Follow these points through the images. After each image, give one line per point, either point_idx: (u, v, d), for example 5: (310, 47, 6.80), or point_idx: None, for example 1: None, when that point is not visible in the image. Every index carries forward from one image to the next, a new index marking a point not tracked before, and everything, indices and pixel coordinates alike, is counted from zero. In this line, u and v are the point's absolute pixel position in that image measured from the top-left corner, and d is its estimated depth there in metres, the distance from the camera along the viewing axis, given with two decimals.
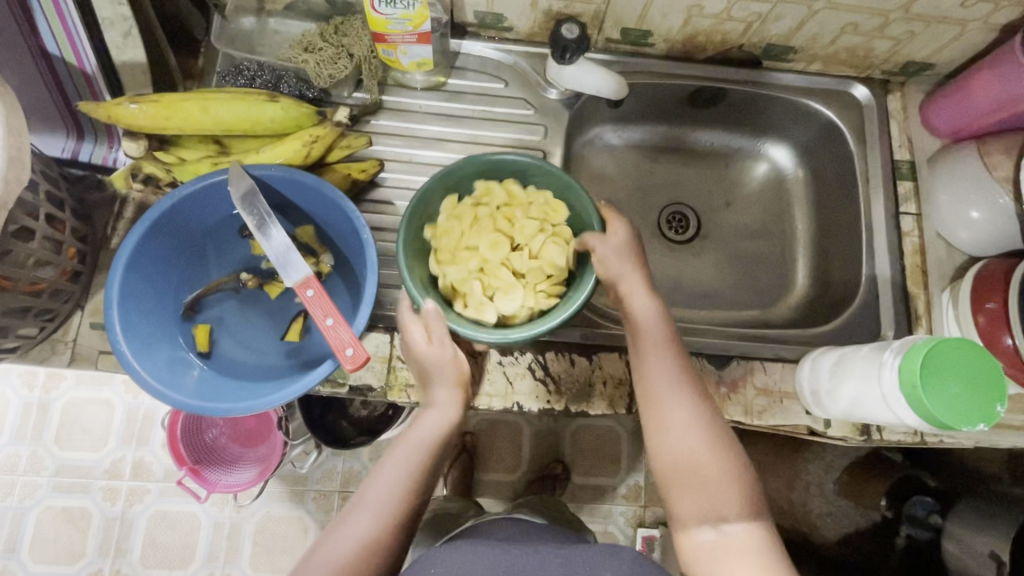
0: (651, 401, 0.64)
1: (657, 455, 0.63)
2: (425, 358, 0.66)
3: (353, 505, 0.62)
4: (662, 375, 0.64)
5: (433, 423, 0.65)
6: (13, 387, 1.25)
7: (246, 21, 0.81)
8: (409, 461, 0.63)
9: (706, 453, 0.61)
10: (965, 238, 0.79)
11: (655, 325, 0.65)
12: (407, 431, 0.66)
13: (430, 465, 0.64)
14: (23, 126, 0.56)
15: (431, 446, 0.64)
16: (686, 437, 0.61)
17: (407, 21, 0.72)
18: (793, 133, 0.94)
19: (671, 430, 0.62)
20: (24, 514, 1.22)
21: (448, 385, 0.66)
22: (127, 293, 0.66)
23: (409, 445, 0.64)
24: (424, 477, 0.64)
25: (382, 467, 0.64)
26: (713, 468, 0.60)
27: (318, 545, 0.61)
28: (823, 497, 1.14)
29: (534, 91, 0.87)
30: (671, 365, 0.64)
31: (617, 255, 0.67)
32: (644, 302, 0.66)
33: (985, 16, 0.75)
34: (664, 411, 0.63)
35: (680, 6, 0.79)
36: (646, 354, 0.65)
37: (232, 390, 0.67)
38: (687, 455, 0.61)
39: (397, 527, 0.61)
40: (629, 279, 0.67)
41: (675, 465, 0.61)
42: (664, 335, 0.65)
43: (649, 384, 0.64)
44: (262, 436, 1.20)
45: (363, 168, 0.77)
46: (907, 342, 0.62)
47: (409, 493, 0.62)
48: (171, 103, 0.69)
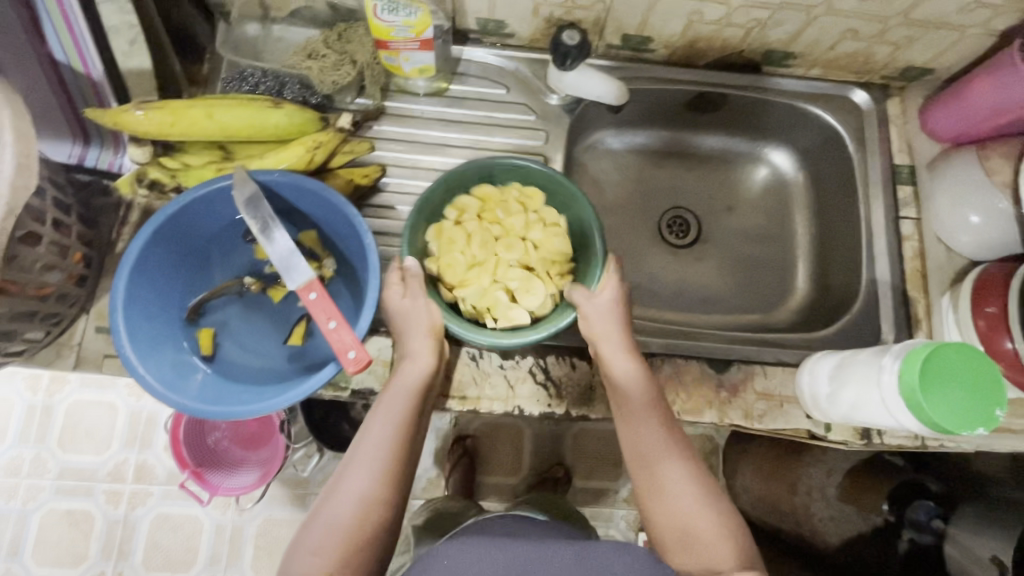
0: (642, 469, 0.65)
1: (653, 519, 0.63)
2: (402, 311, 0.68)
3: (348, 462, 0.62)
4: (651, 439, 0.65)
5: (412, 372, 0.65)
6: (17, 390, 1.26)
7: (251, 29, 0.82)
8: (394, 409, 0.64)
9: (697, 510, 0.61)
10: (966, 242, 0.79)
11: (638, 394, 0.66)
12: (390, 379, 0.66)
13: (415, 412, 0.65)
14: (30, 132, 0.57)
15: (414, 392, 0.65)
16: (679, 501, 0.62)
17: (409, 28, 0.72)
18: (792, 138, 0.95)
19: (664, 491, 0.63)
20: (28, 516, 1.23)
21: (421, 333, 0.67)
22: (131, 298, 0.67)
23: (393, 392, 0.65)
24: (412, 421, 0.64)
25: (370, 420, 0.64)
26: (707, 529, 0.60)
27: (318, 506, 0.60)
28: (823, 501, 1.12)
29: (535, 96, 0.88)
30: (655, 428, 0.66)
31: (602, 314, 0.68)
32: (624, 365, 0.67)
33: (983, 22, 0.76)
34: (656, 475, 0.64)
35: (680, 12, 0.79)
36: (633, 420, 0.66)
37: (235, 394, 0.68)
38: (681, 516, 0.61)
39: (394, 476, 0.61)
40: (609, 344, 0.68)
41: (671, 528, 0.61)
42: (647, 402, 0.66)
43: (638, 451, 0.65)
44: (265, 439, 1.20)
45: (367, 174, 0.79)
46: (907, 346, 0.62)
47: (399, 441, 0.62)
48: (176, 110, 0.70)
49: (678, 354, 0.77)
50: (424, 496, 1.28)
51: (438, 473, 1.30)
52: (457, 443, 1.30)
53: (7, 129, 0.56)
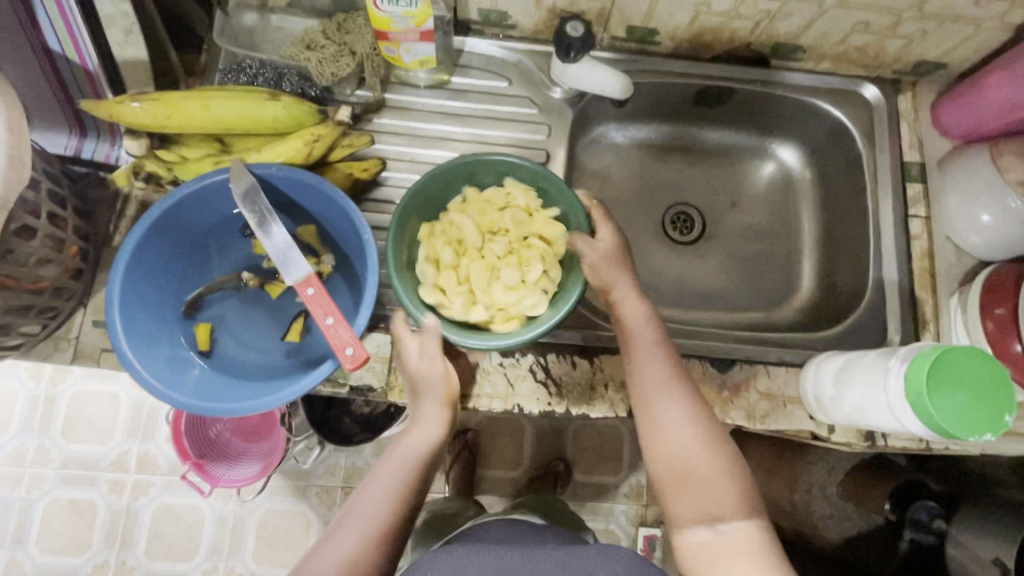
0: (642, 405, 0.64)
1: (650, 455, 0.63)
2: (420, 372, 0.67)
3: (343, 519, 0.61)
4: (659, 379, 0.64)
5: (419, 439, 0.65)
6: (20, 380, 1.26)
7: (249, 18, 0.81)
8: (397, 472, 0.63)
9: (702, 451, 0.61)
10: (977, 242, 0.78)
11: (648, 333, 0.66)
12: (395, 443, 0.66)
13: (417, 477, 0.64)
14: (23, 125, 0.56)
15: (420, 460, 0.64)
16: (680, 440, 0.62)
17: (409, 18, 0.71)
18: (800, 133, 0.93)
19: (663, 430, 0.62)
20: (32, 505, 1.23)
21: (437, 402, 0.66)
22: (128, 292, 0.66)
23: (397, 455, 0.64)
24: (415, 488, 0.63)
25: (371, 480, 0.63)
26: (709, 469, 0.60)
27: (306, 558, 0.58)
28: (825, 498, 1.16)
29: (538, 89, 0.86)
30: (660, 364, 0.65)
31: (608, 263, 0.68)
32: (636, 307, 0.67)
33: (999, 15, 0.74)
34: (657, 412, 0.63)
35: (686, 3, 0.77)
36: (636, 354, 0.66)
37: (233, 391, 0.68)
38: (679, 455, 0.61)
39: (387, 538, 0.60)
40: (620, 287, 0.68)
41: (668, 464, 0.61)
42: (656, 340, 0.66)
43: (640, 387, 0.65)
44: (265, 432, 1.20)
45: (365, 167, 0.77)
46: (914, 349, 0.61)
47: (398, 505, 0.61)
48: (172, 102, 0.69)
49: (683, 353, 0.76)
50: (424, 490, 1.28)
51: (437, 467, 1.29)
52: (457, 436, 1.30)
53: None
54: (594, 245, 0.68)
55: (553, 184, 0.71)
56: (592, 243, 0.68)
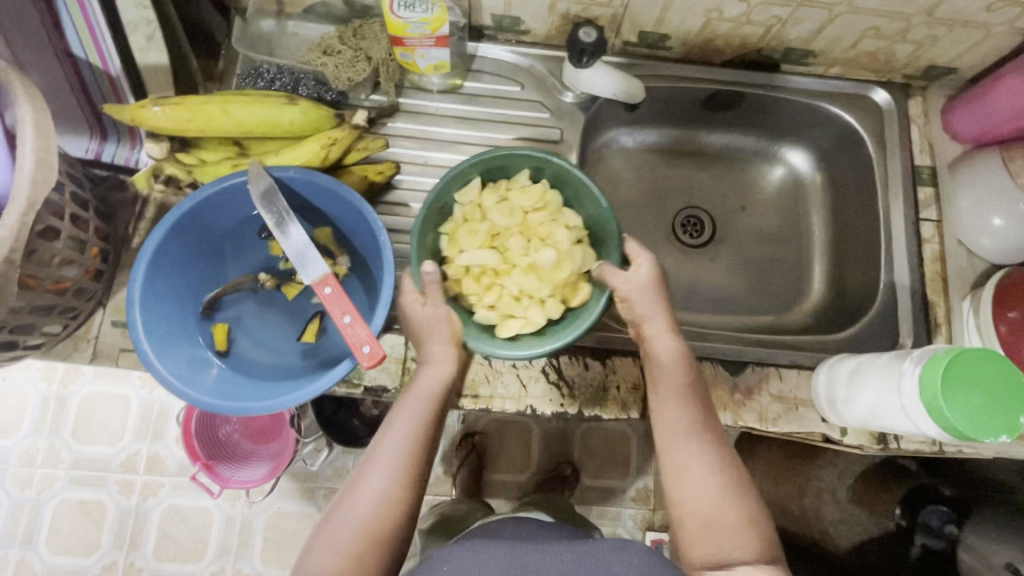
0: (670, 451, 0.64)
1: (673, 501, 0.63)
2: (420, 319, 0.67)
3: (365, 464, 0.63)
4: (686, 426, 0.65)
5: (431, 378, 0.65)
6: (32, 381, 1.27)
7: (266, 23, 0.82)
8: (413, 412, 0.64)
9: (727, 498, 0.61)
10: (988, 245, 0.78)
11: (678, 371, 0.66)
12: (409, 387, 0.66)
13: (434, 417, 0.65)
14: (50, 128, 0.57)
15: (434, 398, 0.65)
16: (705, 485, 0.61)
17: (425, 24, 0.72)
18: (810, 138, 0.93)
19: (690, 477, 0.62)
20: (42, 505, 1.24)
21: (444, 340, 0.66)
22: (148, 293, 0.67)
23: (412, 398, 0.65)
24: (432, 427, 0.64)
25: (390, 419, 0.65)
26: (734, 513, 0.60)
27: (335, 509, 0.61)
28: (835, 503, 1.13)
29: (550, 94, 0.87)
30: (690, 410, 0.65)
31: (641, 292, 0.67)
32: (668, 345, 0.67)
33: (1010, 20, 0.74)
34: (683, 459, 0.63)
35: (698, 9, 0.78)
36: (665, 396, 0.66)
37: (250, 390, 0.68)
38: (705, 503, 0.61)
39: (412, 483, 0.62)
40: (654, 322, 0.68)
41: (694, 511, 0.61)
42: (685, 382, 0.66)
43: (667, 430, 0.65)
44: (275, 432, 1.21)
45: (380, 170, 0.78)
46: (928, 351, 0.61)
47: (417, 444, 0.63)
48: (192, 106, 0.70)
49: (695, 355, 0.77)
50: (432, 492, 1.29)
51: (446, 470, 1.30)
52: (464, 439, 1.31)
53: (27, 124, 0.56)
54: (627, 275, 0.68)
55: (518, 158, 0.71)
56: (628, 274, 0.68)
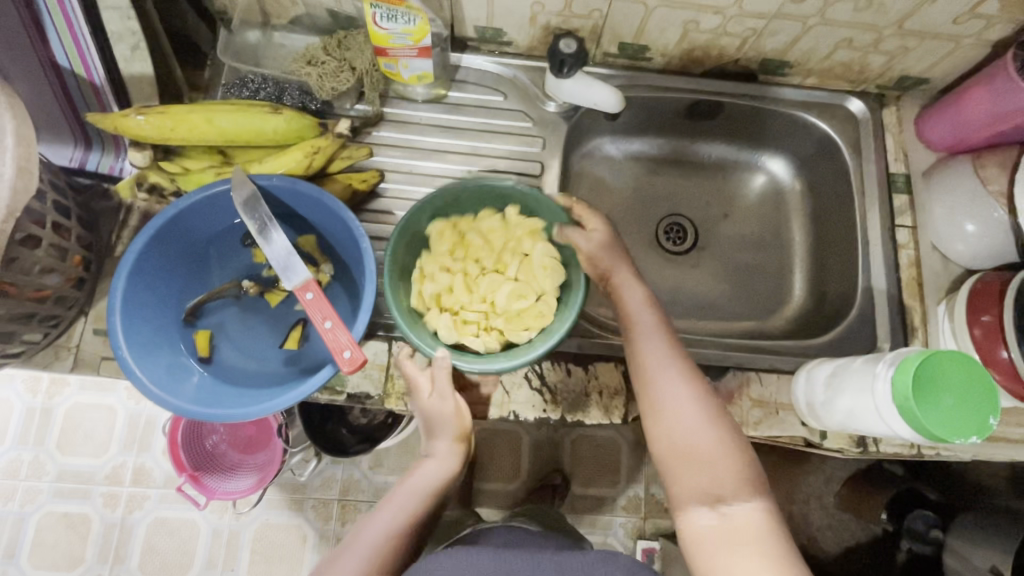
0: (645, 384, 0.63)
1: (655, 435, 0.61)
2: (427, 409, 0.70)
3: (345, 549, 0.65)
4: (656, 359, 0.63)
5: (430, 475, 0.73)
6: (17, 392, 1.26)
7: (252, 35, 0.83)
8: (403, 506, 0.69)
9: (702, 433, 0.59)
10: (963, 251, 0.79)
11: (646, 318, 0.66)
12: (407, 478, 0.73)
13: (420, 515, 0.69)
14: (32, 137, 0.58)
15: (426, 494, 0.71)
16: (681, 419, 0.60)
17: (407, 35, 0.73)
18: (790, 147, 0.95)
19: (666, 407, 0.61)
20: (25, 519, 1.23)
21: (448, 438, 0.73)
22: (129, 299, 0.68)
23: (406, 491, 0.71)
24: (419, 524, 0.69)
25: (378, 511, 0.69)
26: (711, 448, 0.58)
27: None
28: (823, 509, 1.17)
29: (533, 104, 0.89)
30: (660, 342, 0.64)
31: (606, 249, 0.70)
32: (633, 291, 0.68)
33: (978, 32, 0.76)
34: (658, 390, 0.62)
35: (676, 21, 0.80)
36: (637, 337, 0.65)
37: (231, 397, 0.69)
38: (680, 435, 0.60)
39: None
40: (621, 271, 0.70)
41: (674, 445, 0.59)
42: (656, 324, 0.66)
43: (642, 368, 0.64)
44: (262, 443, 1.21)
45: (365, 179, 0.79)
46: (901, 354, 0.62)
47: (402, 534, 0.67)
48: (176, 115, 0.71)
49: None
50: None
51: None
52: None
53: (9, 133, 0.56)
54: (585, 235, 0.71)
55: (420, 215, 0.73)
56: (584, 234, 0.71)
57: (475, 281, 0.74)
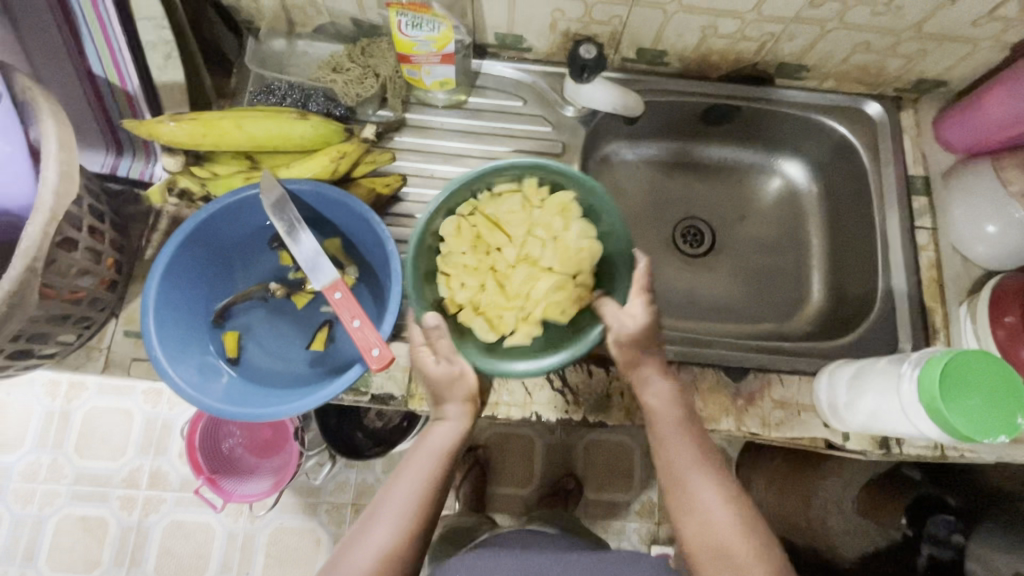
0: (676, 487, 0.64)
1: (687, 536, 0.62)
2: (435, 378, 0.67)
3: (372, 513, 0.63)
4: (685, 460, 0.65)
5: (445, 433, 0.66)
6: (37, 396, 1.28)
7: (278, 43, 0.86)
8: (423, 468, 0.64)
9: (733, 535, 0.60)
10: (983, 252, 0.79)
11: (672, 414, 0.68)
12: (421, 439, 0.66)
13: (443, 476, 0.64)
14: (74, 142, 0.60)
15: (444, 454, 0.65)
16: (712, 520, 0.61)
17: (432, 42, 0.75)
18: (806, 150, 0.96)
19: (698, 511, 0.62)
20: (43, 522, 1.24)
21: (457, 399, 0.68)
22: (162, 301, 0.69)
23: (422, 454, 0.65)
24: (441, 483, 0.64)
25: (398, 474, 0.64)
26: (741, 551, 0.59)
27: (340, 554, 0.61)
28: (841, 514, 1.14)
29: (552, 109, 0.90)
30: (689, 447, 0.65)
31: (634, 335, 0.69)
32: (658, 392, 0.69)
33: (996, 34, 0.77)
34: (690, 496, 0.63)
35: (694, 26, 0.81)
36: (666, 437, 0.66)
37: (259, 397, 0.70)
38: (714, 540, 0.60)
39: (417, 531, 0.62)
40: (645, 367, 0.69)
41: (707, 545, 0.61)
42: (681, 423, 0.67)
43: (670, 471, 0.65)
44: (278, 445, 1.22)
45: (388, 183, 0.80)
46: (926, 353, 0.63)
47: (426, 498, 0.63)
48: (208, 120, 0.72)
49: (696, 360, 0.78)
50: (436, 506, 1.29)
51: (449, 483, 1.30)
52: (468, 452, 1.31)
53: (52, 139, 0.58)
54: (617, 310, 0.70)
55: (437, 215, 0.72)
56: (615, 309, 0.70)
57: (505, 274, 0.73)
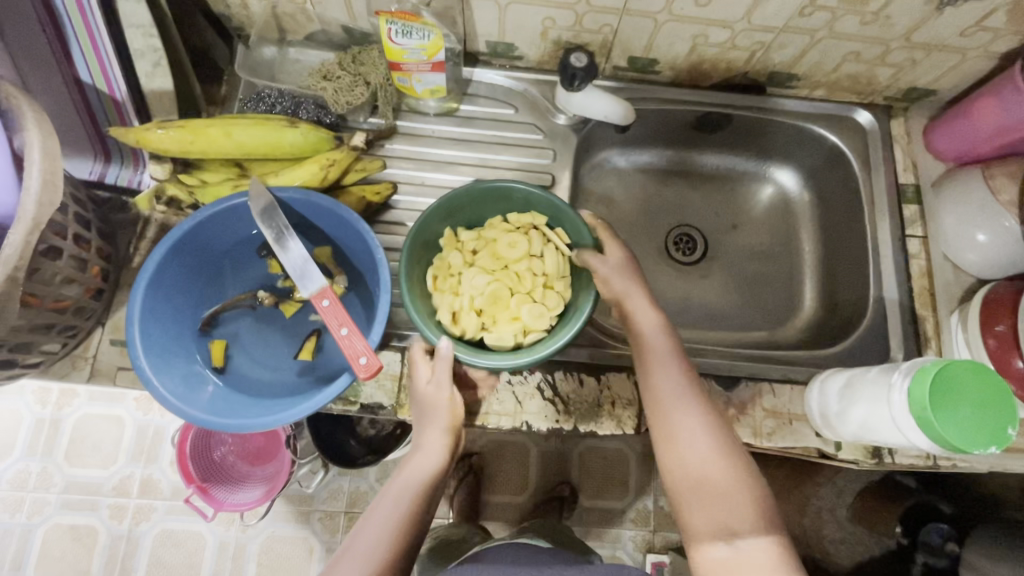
0: (657, 413, 0.64)
1: (666, 464, 0.62)
2: (424, 397, 0.68)
3: (345, 552, 0.61)
4: (672, 384, 0.64)
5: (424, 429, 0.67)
6: (26, 403, 1.26)
7: (269, 50, 0.85)
8: (395, 503, 0.64)
9: (712, 461, 0.60)
10: (974, 260, 0.79)
11: (661, 339, 0.67)
12: (395, 476, 0.67)
13: (417, 511, 0.64)
14: (58, 150, 0.59)
15: (417, 488, 0.66)
16: (691, 448, 0.61)
17: (421, 50, 0.75)
18: (798, 158, 0.96)
19: (678, 440, 0.62)
20: (32, 530, 1.23)
21: (438, 427, 0.68)
22: (148, 310, 0.68)
23: (395, 489, 0.66)
24: (415, 517, 0.64)
25: (372, 512, 0.64)
26: (722, 482, 0.59)
27: None
28: (835, 522, 1.15)
29: (544, 117, 0.90)
30: (677, 372, 0.65)
31: (621, 275, 0.70)
32: (647, 314, 0.69)
33: (984, 44, 0.77)
34: (674, 423, 0.63)
35: (685, 35, 0.81)
36: (651, 361, 0.66)
37: (245, 407, 0.69)
38: (691, 466, 0.60)
39: (392, 565, 0.60)
40: (633, 296, 0.70)
41: (684, 473, 0.60)
42: (670, 351, 0.67)
43: (655, 396, 0.65)
44: (271, 453, 1.20)
45: (378, 191, 0.80)
46: (916, 363, 0.62)
47: (400, 528, 0.62)
48: (196, 128, 0.72)
49: None
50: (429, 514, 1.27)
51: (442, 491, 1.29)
52: (462, 459, 1.30)
53: (36, 147, 0.57)
54: (604, 260, 0.70)
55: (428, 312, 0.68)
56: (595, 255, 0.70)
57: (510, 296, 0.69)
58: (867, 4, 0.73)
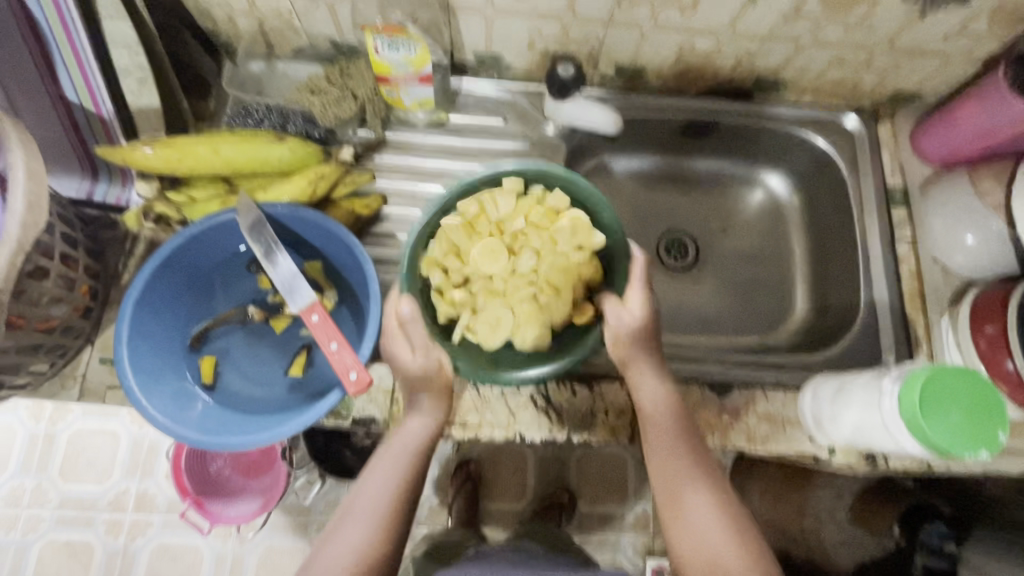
0: (668, 498, 0.64)
1: (676, 546, 0.62)
2: (410, 369, 0.65)
3: (347, 513, 0.63)
4: (681, 473, 0.64)
5: (416, 425, 0.65)
6: (20, 419, 1.25)
7: (256, 65, 0.86)
8: (395, 464, 0.63)
9: (724, 548, 0.60)
10: (962, 262, 0.80)
11: (666, 418, 0.65)
12: (392, 434, 0.66)
13: (418, 465, 0.64)
14: (42, 171, 0.59)
15: (416, 446, 0.64)
16: (702, 531, 0.61)
17: (409, 64, 0.75)
18: (787, 163, 0.96)
19: (689, 522, 0.62)
20: (27, 548, 1.21)
21: (430, 392, 0.65)
22: (136, 329, 0.68)
23: (394, 449, 0.64)
24: (415, 476, 0.64)
25: (370, 472, 0.64)
26: (729, 565, 0.59)
27: (320, 552, 0.62)
28: (835, 524, 1.16)
29: (532, 126, 0.90)
30: (682, 456, 0.64)
31: (631, 337, 0.66)
32: (654, 391, 0.66)
33: (967, 48, 0.78)
34: (683, 507, 0.63)
35: (670, 44, 0.82)
36: (656, 440, 0.66)
37: (234, 424, 0.68)
38: (703, 550, 0.60)
39: (393, 527, 0.62)
40: (638, 364, 0.66)
41: (694, 559, 0.61)
42: (676, 428, 0.66)
43: (663, 479, 0.65)
44: (264, 467, 1.20)
45: (367, 204, 0.80)
46: (906, 369, 0.62)
47: (399, 494, 0.63)
48: (182, 145, 0.72)
49: (679, 377, 0.78)
50: (426, 523, 1.26)
51: (440, 500, 1.27)
52: (459, 468, 1.28)
53: (19, 169, 0.57)
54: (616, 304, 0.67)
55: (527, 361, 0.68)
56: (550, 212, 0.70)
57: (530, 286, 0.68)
58: (851, 10, 0.73)
